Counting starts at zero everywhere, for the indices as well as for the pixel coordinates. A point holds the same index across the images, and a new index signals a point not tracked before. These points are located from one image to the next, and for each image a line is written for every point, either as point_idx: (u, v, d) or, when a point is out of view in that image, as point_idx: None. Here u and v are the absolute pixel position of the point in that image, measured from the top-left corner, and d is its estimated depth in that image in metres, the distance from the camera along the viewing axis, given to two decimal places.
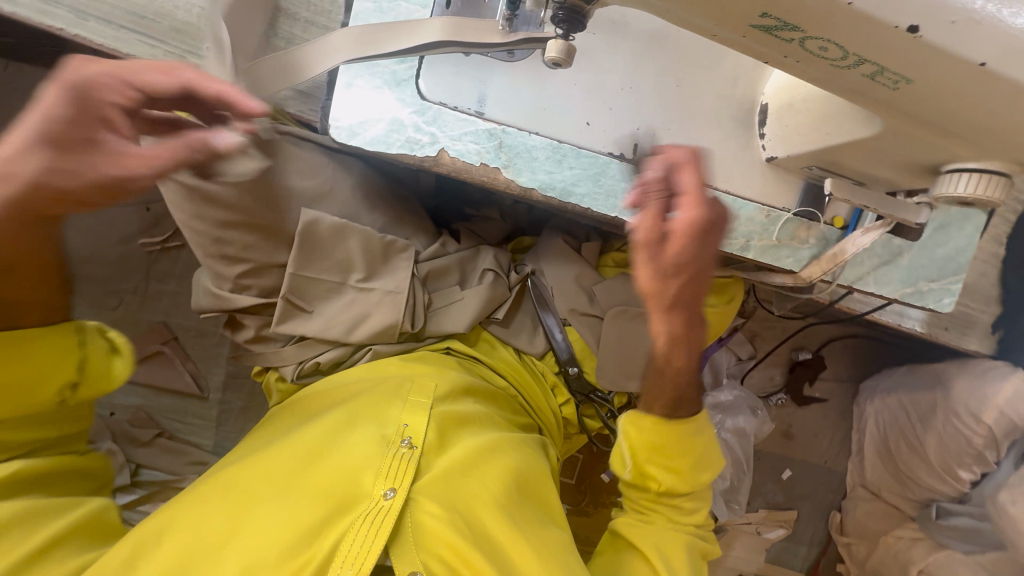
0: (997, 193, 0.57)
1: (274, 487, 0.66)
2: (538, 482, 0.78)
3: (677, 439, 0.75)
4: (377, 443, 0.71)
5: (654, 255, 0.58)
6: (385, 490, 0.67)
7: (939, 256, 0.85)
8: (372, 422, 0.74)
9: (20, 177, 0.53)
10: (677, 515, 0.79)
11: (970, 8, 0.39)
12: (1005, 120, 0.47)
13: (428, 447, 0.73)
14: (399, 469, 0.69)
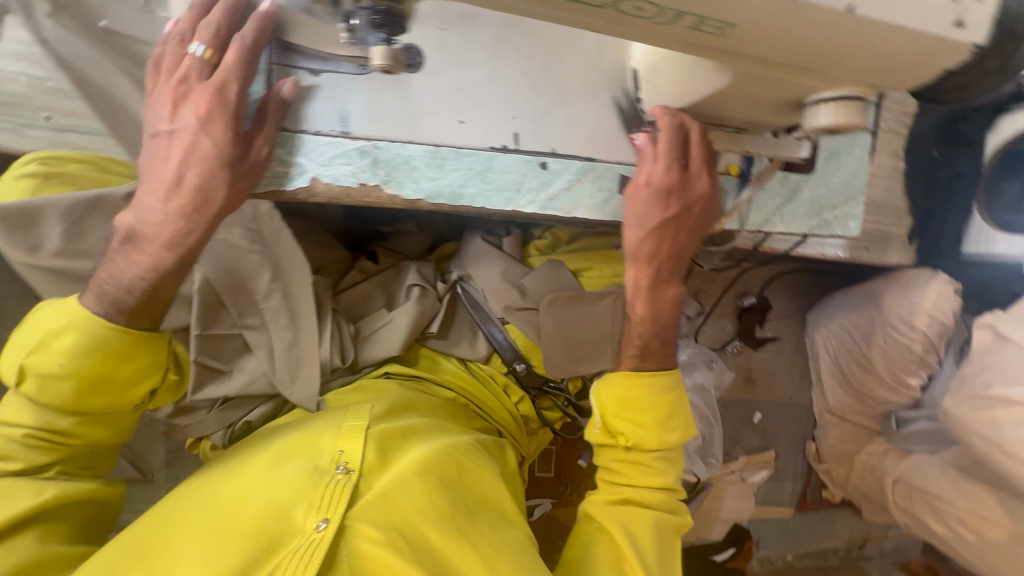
0: (857, 117, 0.58)
1: (195, 542, 0.62)
2: (486, 489, 0.76)
3: (646, 395, 0.79)
4: (309, 473, 0.68)
5: (634, 208, 0.74)
6: (317, 522, 0.63)
7: (835, 183, 0.86)
8: (306, 454, 0.71)
9: (190, 137, 0.59)
10: (648, 483, 0.79)
11: None
12: (840, 41, 0.46)
13: (366, 468, 0.70)
14: (331, 496, 0.65)
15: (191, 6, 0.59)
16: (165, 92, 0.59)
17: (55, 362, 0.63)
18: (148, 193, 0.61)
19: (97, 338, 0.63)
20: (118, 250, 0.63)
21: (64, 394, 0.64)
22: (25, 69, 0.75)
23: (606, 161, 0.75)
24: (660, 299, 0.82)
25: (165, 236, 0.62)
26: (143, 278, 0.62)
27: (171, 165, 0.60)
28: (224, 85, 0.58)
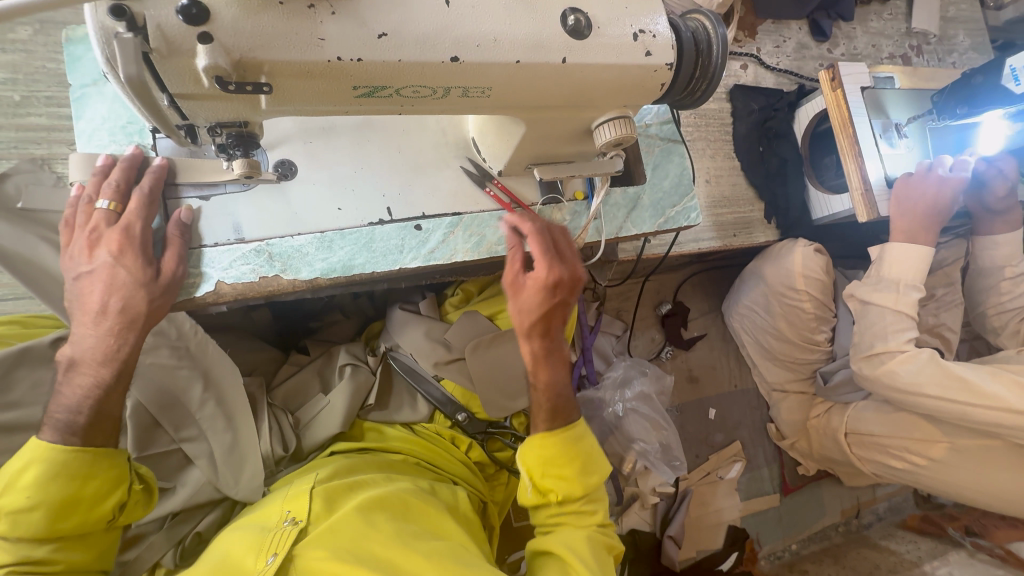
0: (630, 129, 0.74)
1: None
2: (432, 515, 0.83)
3: (562, 449, 0.87)
4: (261, 531, 0.76)
5: (517, 297, 0.81)
6: (267, 557, 0.71)
7: (668, 186, 1.05)
8: (259, 521, 0.79)
9: (101, 267, 0.66)
10: (583, 520, 0.88)
11: (482, 34, 0.56)
12: (571, 80, 0.63)
13: (314, 516, 0.78)
14: (280, 539, 0.73)
15: (94, 173, 0.70)
16: (82, 241, 0.67)
17: (21, 497, 0.65)
18: (80, 324, 0.67)
19: (58, 462, 0.66)
20: (62, 380, 0.68)
21: (34, 529, 0.65)
22: None
23: (470, 212, 0.90)
24: (557, 363, 0.89)
25: (100, 356, 0.67)
26: (88, 397, 0.67)
27: (93, 297, 0.66)
28: (133, 222, 0.68)
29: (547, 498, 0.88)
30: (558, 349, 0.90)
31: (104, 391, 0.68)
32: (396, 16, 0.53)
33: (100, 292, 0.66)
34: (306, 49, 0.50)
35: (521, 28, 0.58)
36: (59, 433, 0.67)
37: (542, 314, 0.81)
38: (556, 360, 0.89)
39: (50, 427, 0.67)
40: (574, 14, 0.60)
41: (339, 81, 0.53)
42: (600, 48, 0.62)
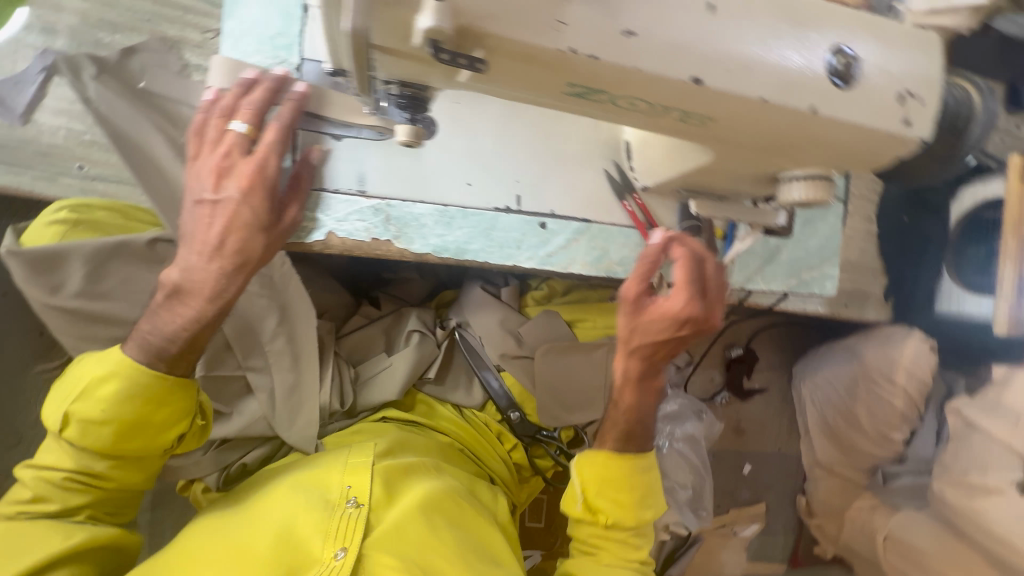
0: (825, 193, 0.64)
1: (218, 564, 0.68)
2: (483, 526, 0.83)
3: (624, 474, 0.80)
4: (321, 505, 0.75)
5: (634, 319, 0.72)
6: (335, 551, 0.71)
7: (813, 246, 0.93)
8: (315, 487, 0.78)
9: (220, 200, 0.60)
10: (623, 549, 0.82)
11: (737, 56, 0.46)
12: (805, 132, 0.52)
13: (375, 503, 0.78)
14: (346, 528, 0.73)
15: (235, 84, 0.61)
16: (211, 163, 0.60)
17: (97, 408, 0.64)
18: (191, 252, 0.62)
19: (137, 383, 0.64)
20: (161, 303, 0.64)
21: (101, 441, 0.65)
22: (64, 124, 0.81)
23: (600, 223, 0.81)
24: (647, 389, 0.80)
25: (207, 293, 0.63)
26: (187, 329, 0.64)
27: (211, 231, 0.61)
28: (268, 157, 0.60)
29: (595, 518, 0.81)
30: (653, 374, 0.81)
31: (202, 327, 0.64)
32: (649, 11, 0.43)
33: (218, 227, 0.61)
34: (541, 34, 0.41)
35: (781, 60, 0.47)
36: (145, 354, 0.64)
37: (657, 340, 0.72)
38: (643, 384, 0.80)
39: (136, 341, 0.65)
40: (842, 57, 0.49)
41: (556, 75, 0.44)
42: (857, 103, 0.50)
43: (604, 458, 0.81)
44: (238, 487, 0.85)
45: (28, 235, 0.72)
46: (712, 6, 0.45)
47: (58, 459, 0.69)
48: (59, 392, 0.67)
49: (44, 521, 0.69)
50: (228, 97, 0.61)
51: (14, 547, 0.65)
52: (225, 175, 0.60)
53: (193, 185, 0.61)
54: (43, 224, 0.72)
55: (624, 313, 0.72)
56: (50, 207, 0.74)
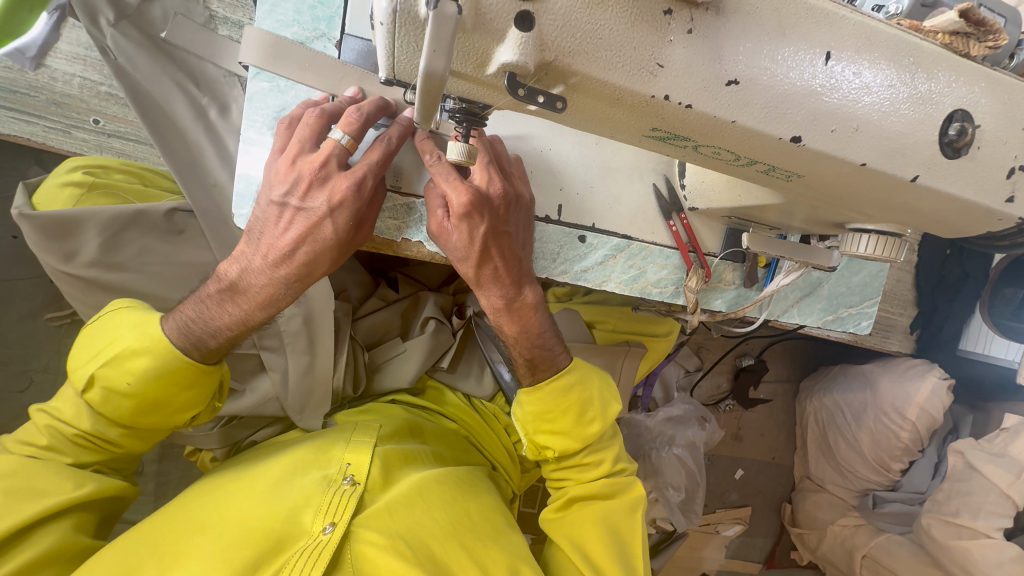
0: (893, 251, 0.60)
1: (210, 534, 0.67)
2: (489, 508, 0.81)
3: (553, 405, 0.71)
4: (318, 483, 0.75)
5: (445, 243, 0.63)
6: (324, 525, 0.69)
7: (855, 283, 0.89)
8: (315, 466, 0.77)
9: (302, 212, 0.56)
10: (586, 481, 0.74)
11: (846, 118, 0.41)
12: (902, 196, 0.46)
13: (370, 484, 0.76)
14: (338, 504, 0.72)
15: (346, 96, 0.59)
16: (303, 167, 0.55)
17: (124, 379, 0.61)
18: (256, 254, 0.59)
19: (169, 364, 0.61)
20: (211, 295, 0.61)
21: (122, 413, 0.63)
22: (79, 72, 0.74)
23: (641, 241, 0.77)
24: (522, 314, 0.69)
25: (262, 298, 0.60)
26: (232, 329, 0.61)
27: (285, 238, 0.57)
28: (369, 176, 0.57)
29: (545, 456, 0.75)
30: (529, 297, 0.69)
31: (250, 328, 0.62)
32: (759, 61, 0.37)
33: (293, 235, 0.57)
34: (634, 76, 0.35)
35: (895, 122, 0.42)
36: (180, 335, 0.61)
37: (478, 248, 0.62)
38: (520, 305, 0.69)
39: (177, 321, 0.62)
40: (960, 121, 0.44)
41: (642, 119, 0.39)
42: (965, 176, 0.45)
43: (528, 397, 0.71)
44: (254, 448, 0.85)
45: (41, 194, 0.70)
46: (829, 55, 0.40)
47: (75, 413, 0.67)
48: (87, 347, 0.64)
49: (57, 466, 0.65)
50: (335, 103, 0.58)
51: (24, 488, 0.62)
52: (309, 183, 0.55)
53: (273, 188, 0.57)
54: (58, 184, 0.70)
55: (441, 247, 0.65)
56: (66, 165, 0.72)
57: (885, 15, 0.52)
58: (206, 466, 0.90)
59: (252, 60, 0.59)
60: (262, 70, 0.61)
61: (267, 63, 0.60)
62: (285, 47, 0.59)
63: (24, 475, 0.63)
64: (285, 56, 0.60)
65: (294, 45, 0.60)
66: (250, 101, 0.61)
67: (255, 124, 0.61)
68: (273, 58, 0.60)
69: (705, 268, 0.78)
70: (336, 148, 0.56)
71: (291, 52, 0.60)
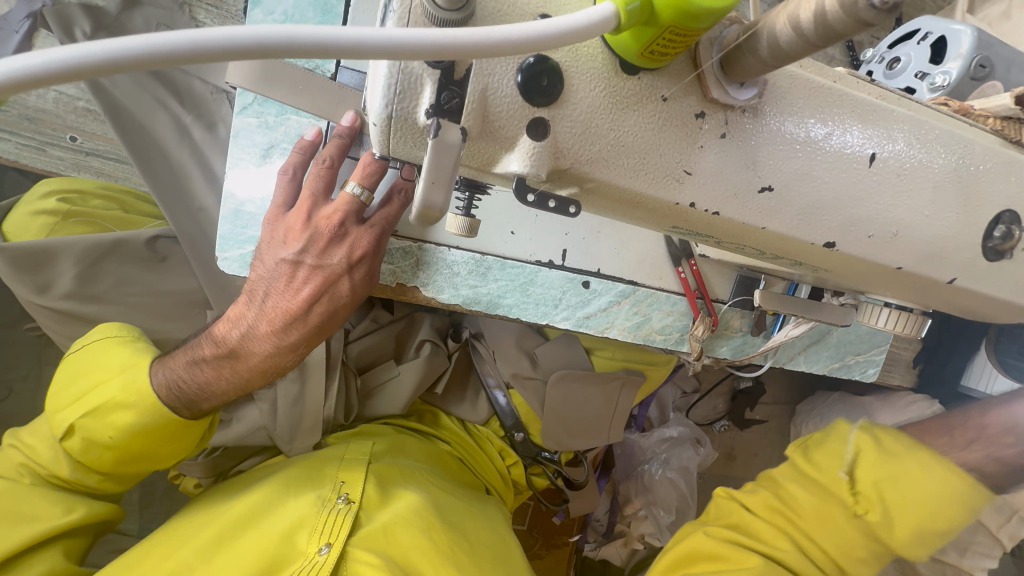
0: (911, 326, 0.57)
1: (201, 554, 0.67)
2: (487, 531, 0.80)
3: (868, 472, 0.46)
4: (312, 502, 0.73)
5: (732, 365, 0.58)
6: (320, 546, 0.68)
7: (864, 330, 0.86)
8: (309, 485, 0.76)
9: (318, 271, 0.55)
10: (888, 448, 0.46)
11: (886, 223, 0.37)
12: (942, 291, 0.42)
13: (365, 501, 0.75)
14: (333, 524, 0.70)
15: (336, 133, 0.53)
16: (317, 225, 0.53)
17: (107, 432, 0.58)
18: (260, 319, 0.56)
19: (154, 419, 0.57)
20: (209, 358, 0.58)
21: (105, 462, 0.60)
22: (55, 85, 0.69)
23: (648, 286, 0.73)
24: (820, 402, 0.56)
25: (265, 366, 0.58)
26: (228, 394, 0.59)
27: (298, 300, 0.55)
28: (385, 232, 0.56)
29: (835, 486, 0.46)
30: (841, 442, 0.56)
31: (248, 391, 0.60)
32: (796, 164, 0.34)
33: (307, 293, 0.55)
34: (658, 184, 0.32)
35: (938, 227, 0.38)
36: (171, 392, 0.57)
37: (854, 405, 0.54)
38: None
39: (165, 374, 0.58)
40: (1006, 223, 0.40)
41: (663, 220, 0.36)
42: (1006, 278, 0.42)
43: (882, 489, 0.45)
44: (243, 474, 0.83)
45: (13, 220, 0.66)
46: (874, 155, 0.36)
47: (52, 457, 0.63)
48: (68, 389, 0.60)
49: (47, 492, 0.63)
50: (338, 146, 0.53)
51: (11, 513, 0.59)
52: (325, 243, 0.54)
53: (280, 245, 0.54)
54: (30, 211, 0.65)
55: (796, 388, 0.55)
56: (38, 189, 0.67)
57: (929, 84, 0.47)
58: (189, 491, 0.89)
59: (240, 83, 0.53)
60: (248, 105, 0.56)
61: (262, 89, 0.53)
62: (278, 69, 0.53)
63: (12, 499, 0.61)
64: (282, 80, 0.53)
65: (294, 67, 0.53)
66: (235, 136, 0.57)
67: (241, 162, 0.57)
68: (268, 86, 0.53)
69: (713, 315, 0.73)
70: (350, 205, 0.53)
71: (289, 75, 0.53)
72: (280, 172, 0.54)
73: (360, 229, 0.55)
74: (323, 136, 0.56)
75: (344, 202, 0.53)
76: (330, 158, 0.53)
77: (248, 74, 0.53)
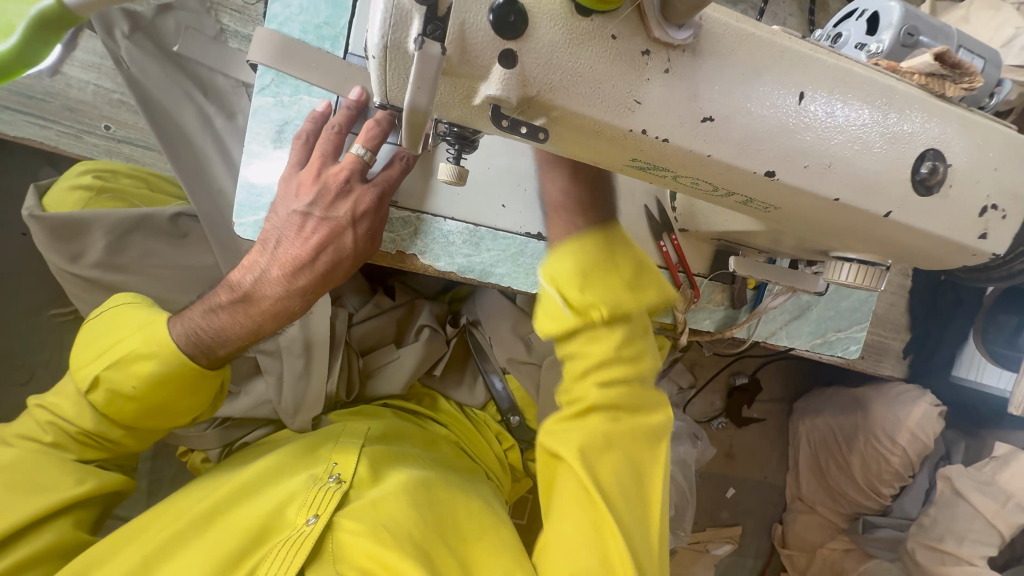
0: (872, 280, 0.61)
1: (199, 523, 0.70)
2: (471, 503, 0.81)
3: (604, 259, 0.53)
4: (305, 479, 0.76)
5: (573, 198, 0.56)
6: (308, 517, 0.71)
7: (843, 307, 0.89)
8: (303, 464, 0.79)
9: (325, 222, 0.61)
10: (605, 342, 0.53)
11: (819, 155, 0.42)
12: (883, 224, 0.47)
13: (356, 481, 0.78)
14: (322, 499, 0.73)
15: (347, 105, 0.62)
16: (327, 180, 0.61)
17: (130, 382, 0.63)
18: (272, 264, 0.62)
19: (174, 365, 0.63)
20: (223, 303, 0.63)
21: (126, 414, 0.65)
22: (93, 79, 0.77)
23: None
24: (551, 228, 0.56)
25: (276, 309, 0.63)
26: (242, 339, 0.64)
27: (306, 248, 0.62)
28: (387, 192, 0.63)
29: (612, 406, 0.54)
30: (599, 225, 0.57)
31: (259, 337, 0.65)
32: (734, 99, 0.39)
33: (315, 243, 0.62)
34: (613, 112, 0.37)
35: (867, 162, 0.43)
36: (189, 335, 0.63)
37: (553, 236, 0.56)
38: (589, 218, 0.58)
39: (184, 325, 0.63)
40: (931, 161, 0.45)
41: (622, 152, 0.41)
42: (936, 212, 0.47)
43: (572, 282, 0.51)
44: (250, 447, 0.87)
45: (51, 197, 0.73)
46: (803, 95, 0.41)
47: (76, 412, 0.67)
48: (90, 348, 0.66)
49: (61, 461, 0.67)
50: (348, 115, 0.62)
51: (27, 483, 0.64)
52: (333, 195, 0.61)
53: (292, 194, 0.61)
54: (67, 187, 0.73)
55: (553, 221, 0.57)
56: (75, 169, 0.74)
57: (867, 53, 0.53)
58: (197, 466, 0.92)
59: (261, 59, 0.59)
60: (266, 86, 0.63)
61: (281, 65, 0.59)
62: (292, 47, 0.59)
63: (28, 467, 0.65)
64: (297, 57, 0.59)
65: (314, 48, 0.60)
66: (255, 113, 0.64)
67: (259, 137, 0.64)
68: (286, 63, 0.59)
69: (694, 288, 0.79)
70: (357, 164, 0.61)
71: (303, 53, 0.59)
72: (296, 137, 0.62)
73: (364, 184, 0.62)
74: (333, 109, 0.64)
75: (351, 160, 0.61)
76: (341, 126, 0.62)
77: (269, 51, 0.59)
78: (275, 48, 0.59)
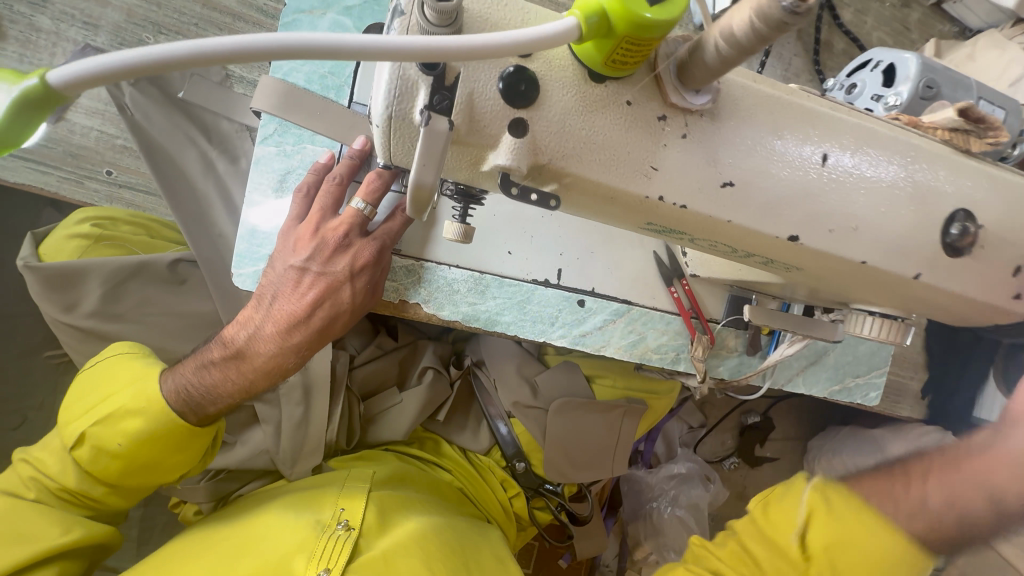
0: (898, 334, 0.59)
1: None
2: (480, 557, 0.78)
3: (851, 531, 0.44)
4: (311, 526, 0.73)
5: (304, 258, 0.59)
6: (318, 571, 0.67)
7: (861, 351, 0.86)
8: (309, 508, 0.76)
9: (321, 279, 0.59)
10: None
11: (845, 218, 0.40)
12: (909, 286, 0.44)
13: (364, 528, 0.75)
14: (332, 550, 0.70)
15: (349, 156, 0.60)
16: (325, 235, 0.59)
17: (116, 439, 0.60)
18: (267, 320, 0.60)
19: (162, 423, 0.60)
20: (215, 359, 0.61)
21: (110, 472, 0.62)
22: (96, 125, 0.76)
23: (642, 306, 0.75)
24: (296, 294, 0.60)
25: (268, 366, 0.61)
26: (234, 397, 0.62)
27: (303, 303, 0.60)
28: (386, 246, 0.61)
29: None
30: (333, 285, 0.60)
31: (251, 395, 0.62)
32: (755, 164, 0.37)
33: (311, 298, 0.60)
34: (628, 178, 0.35)
35: (895, 225, 0.41)
36: (179, 394, 0.60)
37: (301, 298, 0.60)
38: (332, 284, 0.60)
39: (176, 380, 0.61)
40: (962, 221, 0.43)
41: (638, 216, 0.39)
42: (968, 273, 0.44)
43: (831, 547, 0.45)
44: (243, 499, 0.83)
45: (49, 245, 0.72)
46: (826, 157, 0.39)
47: (61, 468, 0.64)
48: (80, 402, 0.63)
49: (47, 511, 0.63)
50: (349, 168, 0.60)
51: (9, 533, 0.60)
52: (330, 252, 0.59)
53: (287, 249, 0.59)
54: (66, 235, 0.71)
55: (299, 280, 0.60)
56: (74, 217, 0.73)
57: (884, 105, 0.52)
58: (189, 519, 0.88)
59: (263, 107, 0.59)
60: (269, 136, 0.62)
61: (285, 114, 0.59)
62: (295, 97, 0.58)
63: (11, 518, 0.61)
64: (301, 107, 0.58)
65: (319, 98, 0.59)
66: (257, 161, 0.62)
67: (261, 187, 0.63)
68: (289, 112, 0.58)
69: (709, 334, 0.75)
70: (355, 220, 0.59)
71: (307, 103, 0.58)
72: (297, 189, 0.61)
73: (362, 240, 0.60)
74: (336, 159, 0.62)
75: (348, 215, 0.59)
76: (341, 179, 0.60)
77: (272, 99, 0.58)
78: (278, 97, 0.58)
